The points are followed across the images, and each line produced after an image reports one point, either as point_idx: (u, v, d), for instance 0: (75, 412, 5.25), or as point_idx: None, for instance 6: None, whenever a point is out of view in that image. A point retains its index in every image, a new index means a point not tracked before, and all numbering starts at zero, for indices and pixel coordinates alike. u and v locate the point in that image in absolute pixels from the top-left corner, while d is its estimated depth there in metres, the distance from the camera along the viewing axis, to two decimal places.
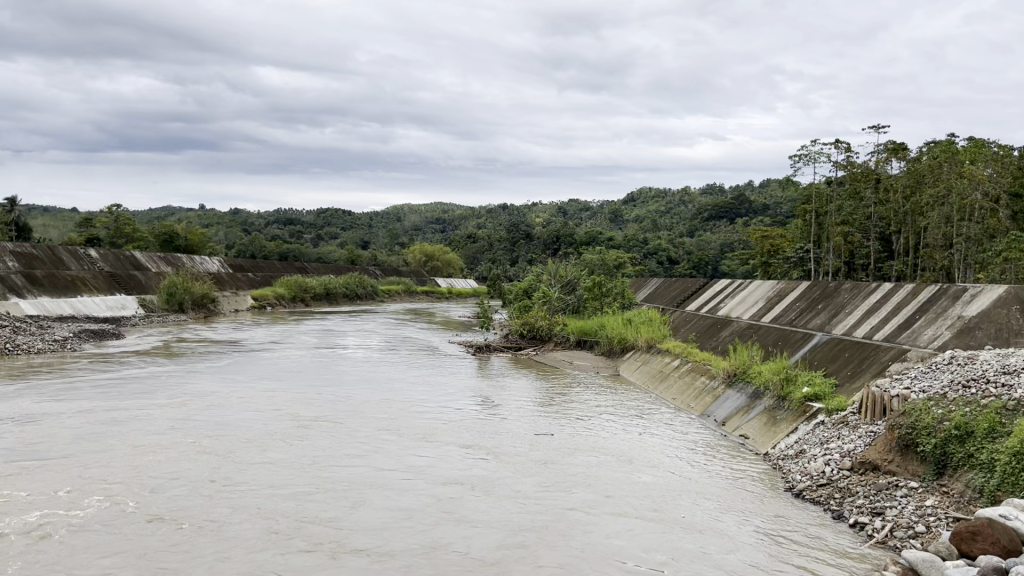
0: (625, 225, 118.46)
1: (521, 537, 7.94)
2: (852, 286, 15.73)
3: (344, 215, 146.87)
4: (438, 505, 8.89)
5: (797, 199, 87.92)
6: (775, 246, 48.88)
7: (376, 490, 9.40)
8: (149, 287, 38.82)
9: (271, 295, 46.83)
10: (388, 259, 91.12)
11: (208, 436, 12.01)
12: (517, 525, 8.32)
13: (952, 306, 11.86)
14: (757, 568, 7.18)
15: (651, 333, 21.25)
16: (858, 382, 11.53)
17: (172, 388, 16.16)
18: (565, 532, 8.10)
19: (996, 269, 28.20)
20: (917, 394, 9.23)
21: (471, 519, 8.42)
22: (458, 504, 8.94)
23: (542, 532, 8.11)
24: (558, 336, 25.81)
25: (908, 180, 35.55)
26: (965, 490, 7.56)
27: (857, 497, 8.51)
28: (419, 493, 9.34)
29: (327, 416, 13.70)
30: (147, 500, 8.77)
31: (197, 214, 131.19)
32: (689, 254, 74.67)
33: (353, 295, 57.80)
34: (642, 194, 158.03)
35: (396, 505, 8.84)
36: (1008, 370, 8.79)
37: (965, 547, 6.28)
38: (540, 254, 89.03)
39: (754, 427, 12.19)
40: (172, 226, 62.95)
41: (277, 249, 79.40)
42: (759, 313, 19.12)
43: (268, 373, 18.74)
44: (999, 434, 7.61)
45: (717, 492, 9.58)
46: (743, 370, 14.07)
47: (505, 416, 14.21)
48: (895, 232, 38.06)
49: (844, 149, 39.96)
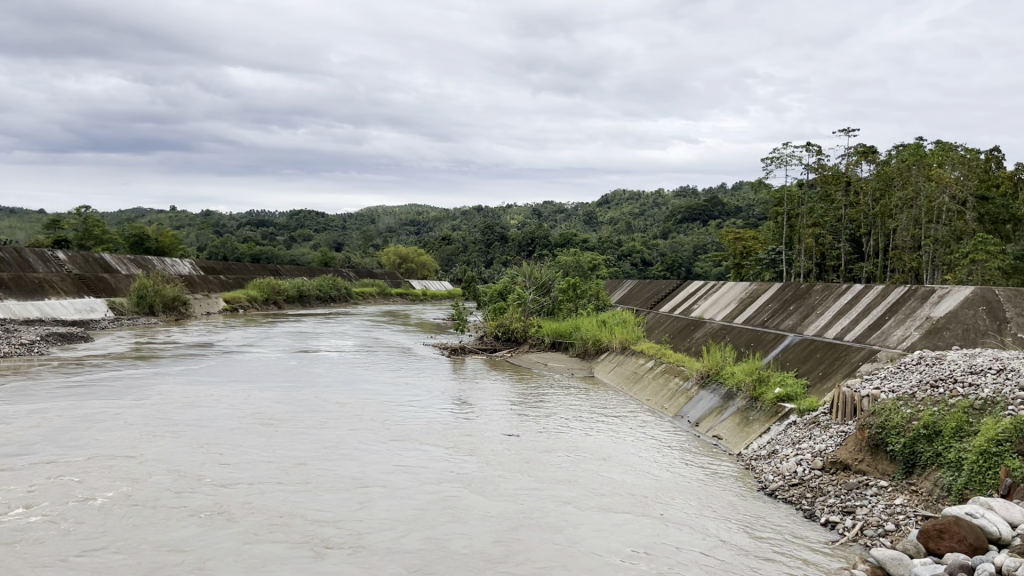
0: (599, 226, 118.70)
1: (515, 533, 7.92)
2: (824, 287, 15.90)
3: (319, 217, 146.12)
4: (434, 503, 8.84)
5: (769, 201, 88.64)
6: (748, 248, 49.15)
7: (370, 488, 9.32)
8: (119, 289, 38.22)
9: (243, 298, 46.37)
10: (361, 261, 90.60)
11: (190, 434, 11.84)
12: (516, 521, 8.29)
13: (921, 307, 12.00)
14: (732, 566, 7.15)
15: (626, 334, 21.31)
16: (829, 382, 11.64)
17: (141, 390, 15.85)
18: (557, 527, 8.13)
19: (962, 271, 28.55)
20: (887, 394, 9.36)
21: (467, 515, 8.41)
22: (454, 501, 8.91)
23: (538, 528, 8.08)
24: (533, 338, 25.79)
25: (878, 182, 35.96)
26: (934, 489, 7.65)
27: (828, 497, 8.57)
28: (414, 491, 9.30)
29: (307, 418, 13.54)
30: (131, 497, 8.66)
31: (168, 215, 129.65)
32: (662, 256, 74.75)
33: (326, 297, 57.38)
34: (617, 195, 158.35)
35: (395, 502, 8.78)
36: (976, 369, 8.91)
37: (932, 545, 6.36)
38: (514, 256, 88.91)
39: (727, 427, 12.27)
40: (142, 228, 62.14)
41: (249, 251, 78.59)
42: (732, 315, 19.18)
43: (242, 376, 18.47)
44: (966, 433, 7.75)
45: (692, 492, 9.59)
46: (716, 370, 14.17)
47: (480, 418, 14.10)
48: (866, 234, 38.47)
49: (816, 151, 40.20)
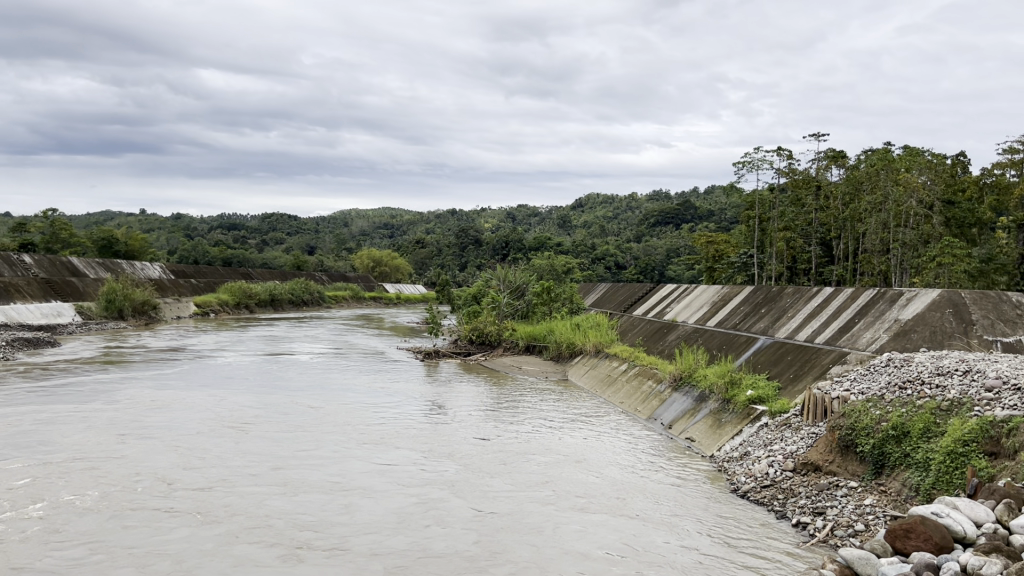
0: (572, 230, 118.94)
1: (497, 535, 7.89)
2: (795, 291, 16.08)
3: (291, 220, 145.11)
4: (417, 506, 8.80)
5: (740, 205, 89.39)
6: (720, 252, 49.54)
7: (350, 491, 9.24)
8: (88, 294, 37.64)
9: (214, 302, 45.86)
10: (334, 265, 90.07)
11: (161, 437, 11.69)
12: (496, 523, 8.26)
13: (890, 310, 12.18)
14: (703, 567, 7.18)
15: (599, 338, 21.39)
16: (800, 383, 11.75)
17: (111, 395, 15.62)
18: (536, 529, 8.13)
19: (930, 274, 28.94)
20: (857, 396, 9.50)
21: (449, 518, 8.37)
22: (437, 504, 8.88)
23: (520, 530, 8.06)
24: (507, 342, 25.83)
25: (847, 187, 36.39)
26: (902, 489, 7.76)
27: (799, 498, 8.63)
28: (396, 494, 9.24)
29: (281, 422, 13.40)
30: (105, 500, 8.54)
31: (137, 218, 128.03)
32: (635, 260, 75.01)
33: (299, 301, 56.97)
34: (591, 199, 159.01)
35: (376, 505, 8.72)
36: (943, 370, 9.06)
37: (899, 544, 6.43)
38: (488, 260, 88.82)
39: (699, 429, 12.36)
40: (111, 231, 61.32)
41: (220, 254, 77.80)
42: (704, 318, 19.31)
43: (214, 380, 18.28)
44: (933, 434, 7.89)
45: (667, 493, 9.64)
46: (688, 373, 14.27)
47: (454, 422, 14.06)
48: (835, 237, 38.94)
49: (787, 155, 40.55)
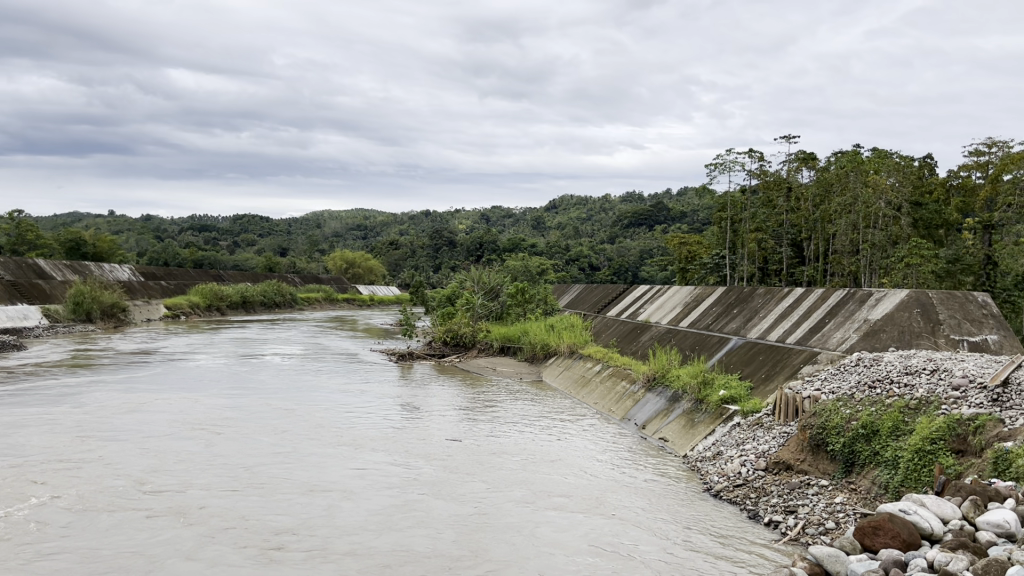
0: (546, 232, 119.09)
1: (477, 535, 7.88)
2: (766, 291, 16.23)
3: (263, 221, 143.84)
4: (397, 506, 8.78)
5: (712, 206, 90.06)
6: (692, 254, 49.90)
7: (329, 493, 9.19)
8: (55, 296, 37.10)
9: (185, 304, 45.35)
10: (306, 267, 89.43)
11: (132, 439, 11.54)
12: (475, 523, 8.24)
13: (859, 310, 12.33)
14: (676, 566, 7.19)
15: (573, 338, 21.45)
16: (771, 383, 11.86)
17: (81, 398, 15.42)
18: (514, 528, 8.14)
19: (898, 274, 29.33)
20: (827, 395, 9.60)
21: (429, 518, 8.35)
22: (418, 505, 8.85)
23: (499, 530, 8.06)
24: (481, 343, 25.78)
25: (817, 188, 36.81)
26: (872, 487, 7.86)
27: (771, 496, 8.69)
28: (376, 495, 9.20)
29: (255, 424, 13.28)
30: (81, 502, 8.44)
31: (106, 219, 126.30)
32: (609, 260, 75.29)
33: (271, 303, 56.51)
34: (564, 201, 159.31)
35: (356, 507, 8.68)
36: (911, 370, 9.18)
37: (868, 542, 6.51)
38: (462, 262, 88.69)
39: (672, 429, 12.42)
40: (79, 233, 60.46)
41: (191, 256, 76.93)
42: (677, 319, 19.43)
43: (187, 383, 18.09)
44: (902, 432, 8.01)
45: (641, 492, 9.67)
46: (662, 373, 14.34)
47: (428, 423, 13.99)
48: (806, 239, 39.35)
49: (758, 157, 40.93)
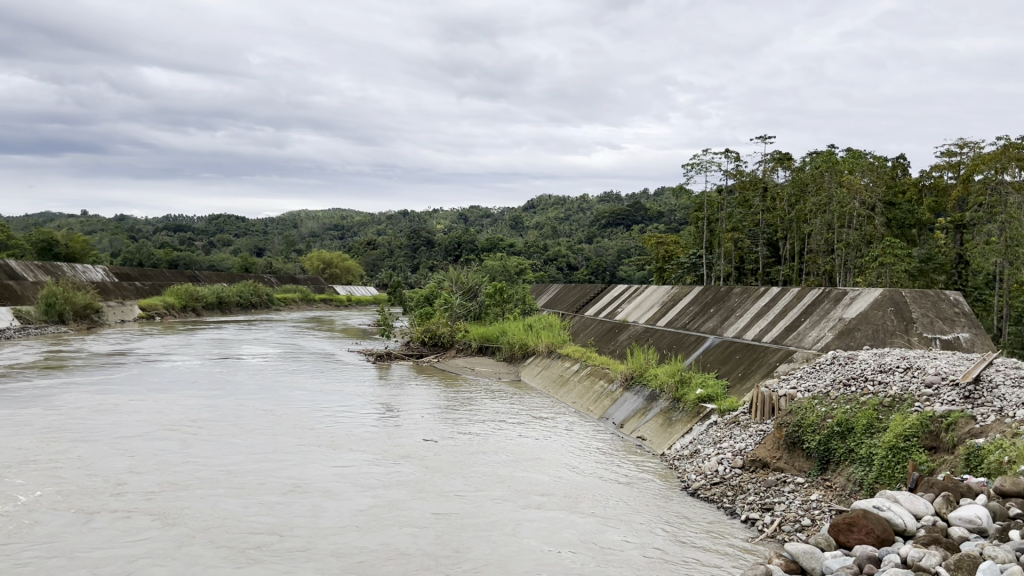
0: (525, 232, 119.16)
1: (459, 534, 7.86)
2: (742, 290, 16.35)
3: (239, 221, 142.79)
4: (379, 506, 8.73)
5: (689, 207, 90.47)
6: (670, 253, 50.19)
7: (310, 493, 9.14)
8: (27, 297, 36.61)
9: (160, 305, 44.92)
10: (283, 267, 88.88)
11: (106, 441, 11.41)
12: (456, 523, 8.20)
13: (834, 308, 12.44)
14: (652, 563, 7.21)
15: (552, 338, 21.48)
16: (748, 382, 11.93)
17: (55, 400, 15.23)
18: (495, 527, 8.13)
19: (872, 273, 29.60)
20: (803, 394, 9.69)
21: (410, 518, 8.32)
22: (400, 505, 8.81)
23: (481, 529, 8.03)
24: (459, 343, 25.76)
25: (793, 188, 37.10)
26: (847, 484, 7.93)
27: (747, 494, 8.75)
28: (357, 495, 9.16)
29: (232, 425, 13.19)
30: (56, 503, 8.36)
31: (79, 219, 124.77)
32: (587, 260, 75.41)
33: (247, 304, 56.09)
34: (542, 200, 159.59)
35: (337, 507, 8.61)
36: (885, 368, 9.29)
37: (843, 538, 6.58)
38: (441, 262, 88.51)
39: (650, 428, 12.46)
40: (51, 233, 59.67)
41: (166, 257, 76.22)
42: (654, 318, 19.50)
43: (162, 384, 17.91)
44: (876, 430, 8.11)
45: (619, 491, 9.69)
46: (640, 372, 14.40)
47: (405, 423, 13.94)
48: (782, 238, 39.67)
49: (734, 158, 41.24)
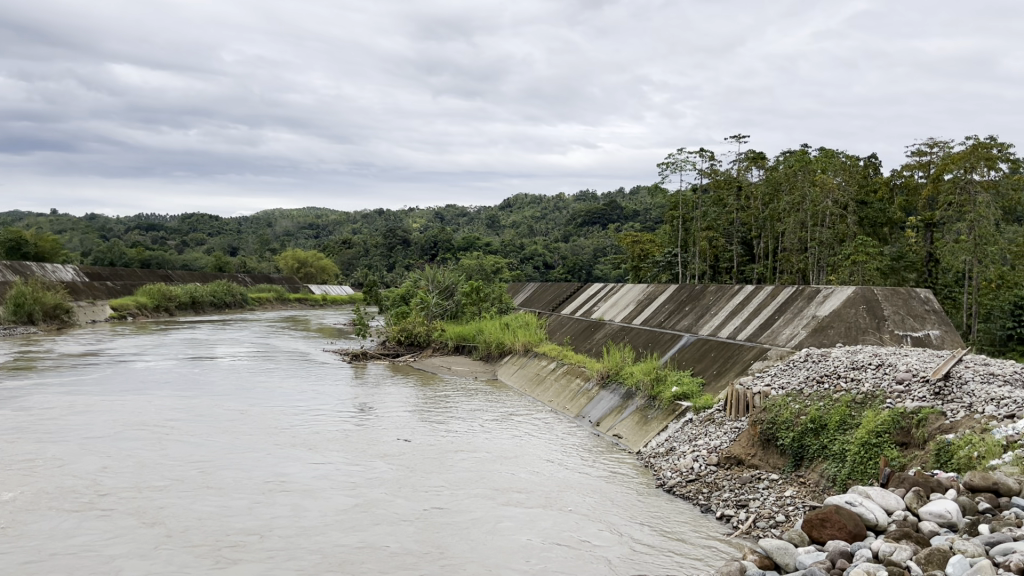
0: (501, 230, 119.09)
1: (437, 532, 7.82)
2: (717, 289, 16.46)
3: (212, 220, 141.41)
4: (357, 505, 8.67)
5: (664, 206, 90.87)
6: (645, 251, 50.44)
7: (288, 493, 9.06)
8: None
9: (132, 305, 44.38)
10: (258, 266, 88.11)
11: (80, 442, 11.24)
12: (434, 521, 8.17)
13: (807, 306, 12.56)
14: (629, 559, 7.24)
15: (528, 337, 21.50)
16: (723, 380, 12.00)
17: (25, 401, 14.96)
18: (472, 525, 8.10)
19: (845, 271, 29.83)
20: (777, 391, 9.77)
21: (389, 516, 8.26)
22: (378, 504, 8.75)
23: (460, 527, 7.99)
24: (435, 342, 25.70)
25: (767, 187, 37.36)
26: (820, 480, 8.01)
27: (722, 491, 8.81)
28: (336, 494, 9.09)
29: (208, 425, 13.05)
30: (30, 504, 8.23)
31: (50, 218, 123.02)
32: (563, 259, 75.39)
33: (221, 304, 55.56)
34: (519, 198, 159.72)
35: (315, 507, 8.54)
36: (857, 365, 9.40)
37: (815, 534, 6.64)
38: (417, 261, 88.26)
39: (626, 426, 12.50)
40: (20, 233, 58.72)
41: (138, 257, 75.31)
42: (630, 317, 19.57)
43: (134, 385, 17.68)
44: (849, 426, 8.20)
45: (596, 489, 9.70)
46: (616, 370, 14.44)
47: (381, 423, 13.86)
48: (755, 237, 39.99)
49: (708, 157, 41.52)
